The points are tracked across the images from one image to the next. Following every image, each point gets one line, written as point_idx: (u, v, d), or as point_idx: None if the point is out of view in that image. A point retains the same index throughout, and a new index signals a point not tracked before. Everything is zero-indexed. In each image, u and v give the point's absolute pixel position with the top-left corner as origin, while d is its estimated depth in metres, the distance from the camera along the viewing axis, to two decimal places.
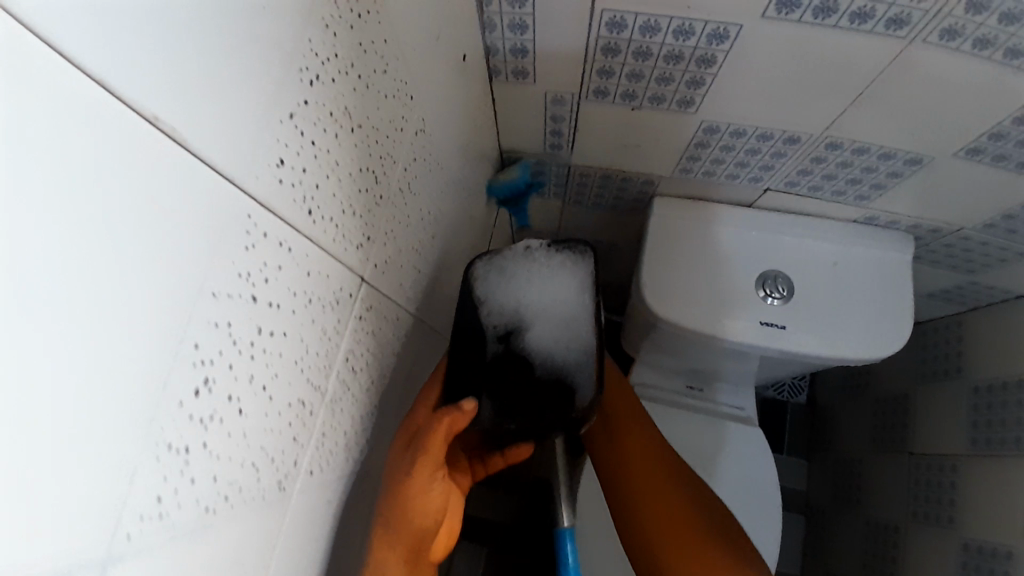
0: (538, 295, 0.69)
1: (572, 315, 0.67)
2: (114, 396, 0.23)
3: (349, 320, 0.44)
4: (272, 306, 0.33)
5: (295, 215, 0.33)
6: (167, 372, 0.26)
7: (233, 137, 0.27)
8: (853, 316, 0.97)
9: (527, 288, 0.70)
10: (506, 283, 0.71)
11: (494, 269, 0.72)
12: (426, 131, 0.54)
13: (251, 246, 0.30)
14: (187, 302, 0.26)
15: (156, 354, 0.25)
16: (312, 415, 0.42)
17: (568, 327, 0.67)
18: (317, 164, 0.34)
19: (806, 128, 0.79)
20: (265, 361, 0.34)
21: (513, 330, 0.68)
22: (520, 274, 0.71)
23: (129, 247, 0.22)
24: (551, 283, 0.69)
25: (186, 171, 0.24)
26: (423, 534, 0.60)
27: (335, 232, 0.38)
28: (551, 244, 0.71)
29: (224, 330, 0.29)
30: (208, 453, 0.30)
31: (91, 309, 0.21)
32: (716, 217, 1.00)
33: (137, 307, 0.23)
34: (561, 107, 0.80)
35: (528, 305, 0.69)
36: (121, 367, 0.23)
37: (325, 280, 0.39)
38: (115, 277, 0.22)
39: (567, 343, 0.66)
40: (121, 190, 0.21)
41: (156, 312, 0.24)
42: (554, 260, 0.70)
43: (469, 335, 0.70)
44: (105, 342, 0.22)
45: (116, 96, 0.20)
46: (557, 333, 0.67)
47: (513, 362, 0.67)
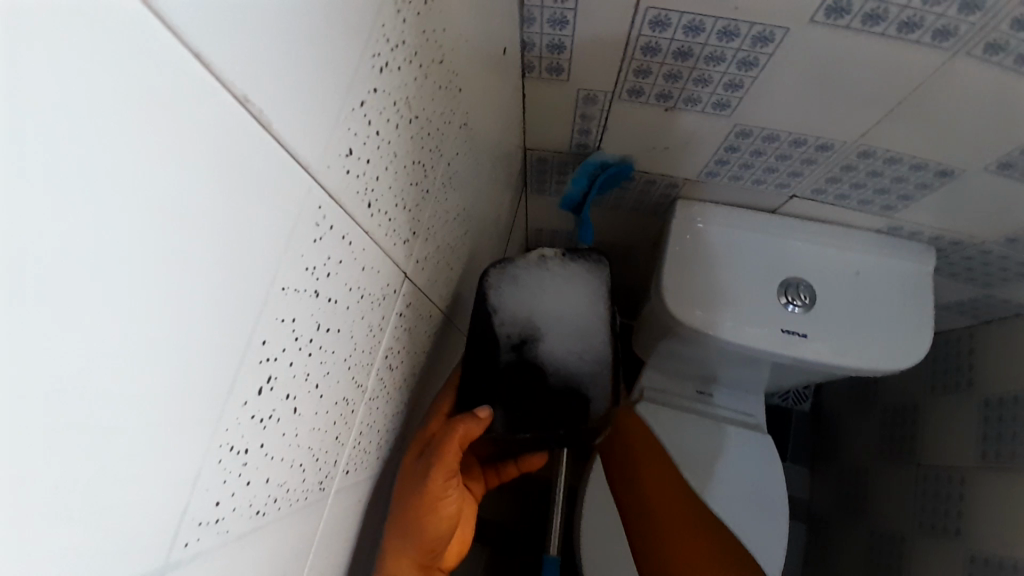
0: (552, 305, 0.69)
1: (587, 326, 0.68)
2: (186, 393, 0.22)
3: (392, 317, 0.43)
4: (331, 302, 0.32)
5: (357, 207, 0.32)
6: (235, 371, 0.25)
7: (310, 123, 0.25)
8: (874, 327, 0.96)
9: (541, 296, 0.69)
10: (520, 291, 0.70)
11: (508, 277, 0.70)
12: (468, 125, 0.52)
13: (317, 240, 0.28)
14: (256, 297, 0.25)
15: (225, 352, 0.24)
16: (354, 414, 0.41)
17: (583, 336, 0.68)
18: (380, 154, 0.33)
19: (840, 136, 0.78)
20: (320, 358, 0.32)
21: (527, 338, 0.68)
22: (534, 282, 0.70)
23: (210, 238, 0.21)
24: (566, 293, 0.69)
25: (265, 157, 0.23)
26: (437, 542, 0.60)
27: (387, 225, 0.37)
28: (567, 253, 0.70)
29: (289, 326, 0.28)
30: (263, 455, 0.29)
31: (169, 304, 0.20)
32: (740, 222, 0.99)
33: (211, 302, 0.22)
34: (592, 105, 0.78)
35: (542, 315, 0.69)
36: (192, 366, 0.22)
37: (376, 275, 0.37)
38: (193, 270, 0.21)
39: (584, 353, 0.68)
40: (210, 177, 0.20)
41: (229, 307, 0.23)
42: (568, 269, 0.70)
43: (480, 341, 0.68)
44: (182, 337, 0.21)
45: (213, 74, 0.19)
46: (573, 343, 0.68)
47: (528, 372, 0.67)
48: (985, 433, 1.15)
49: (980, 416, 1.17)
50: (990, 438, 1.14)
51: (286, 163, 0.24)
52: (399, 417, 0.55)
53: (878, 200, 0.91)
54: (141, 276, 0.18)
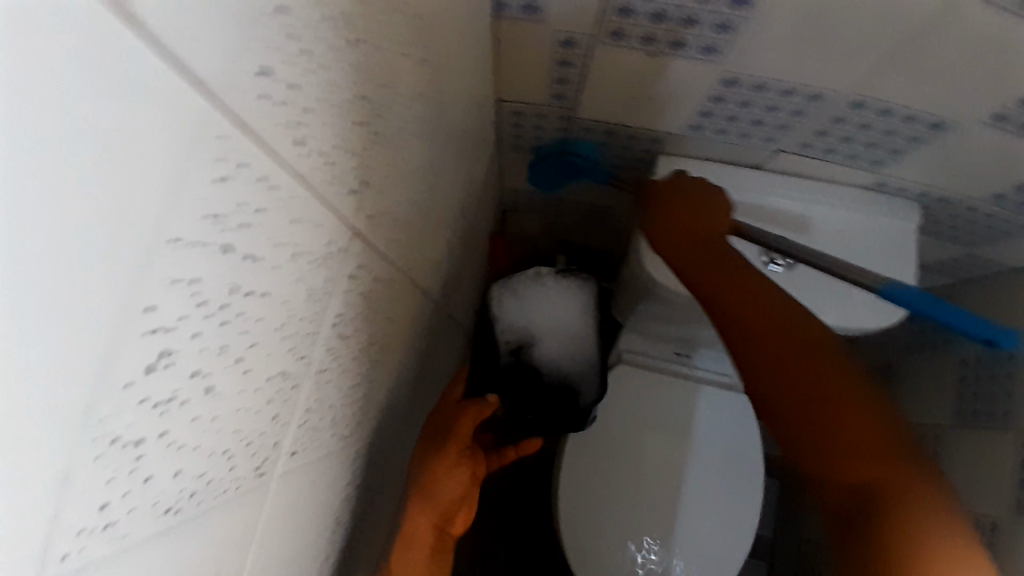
0: (543, 313, 0.94)
1: (571, 330, 0.94)
2: (51, 377, 0.17)
3: (340, 279, 0.38)
4: (248, 260, 0.26)
5: (279, 143, 0.26)
6: (114, 348, 0.20)
7: (206, 30, 0.20)
8: (856, 287, 0.93)
9: (534, 305, 0.95)
10: (520, 300, 0.94)
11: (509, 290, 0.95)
12: (428, 60, 0.46)
13: (222, 181, 0.23)
14: (141, 256, 0.19)
15: (98, 327, 0.19)
16: (296, 390, 0.36)
17: (568, 340, 0.93)
18: (309, 79, 0.27)
19: (832, 85, 0.73)
20: (240, 328, 0.27)
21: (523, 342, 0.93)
22: (528, 297, 0.95)
23: (74, 175, 0.16)
24: (554, 306, 0.95)
25: (150, 70, 0.18)
26: (453, 508, 0.66)
27: (327, 171, 0.32)
28: (558, 272, 0.93)
29: (189, 289, 0.23)
30: (167, 445, 0.24)
31: (19, 261, 0.15)
32: (723, 179, 0.94)
33: (71, 263, 0.17)
34: (570, 49, 0.72)
35: (537, 327, 0.94)
36: (58, 342, 0.17)
37: (314, 230, 0.32)
38: (45, 223, 0.15)
39: (567, 353, 0.94)
40: (68, 92, 0.15)
41: (106, 265, 0.18)
42: (559, 285, 0.94)
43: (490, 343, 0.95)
44: (44, 306, 0.16)
45: None
46: (560, 349, 0.93)
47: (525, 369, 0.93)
48: (961, 393, 1.17)
49: (956, 376, 1.19)
50: (965, 398, 1.16)
51: (175, 82, 0.19)
52: (362, 387, 0.51)
53: (866, 155, 0.87)
54: None
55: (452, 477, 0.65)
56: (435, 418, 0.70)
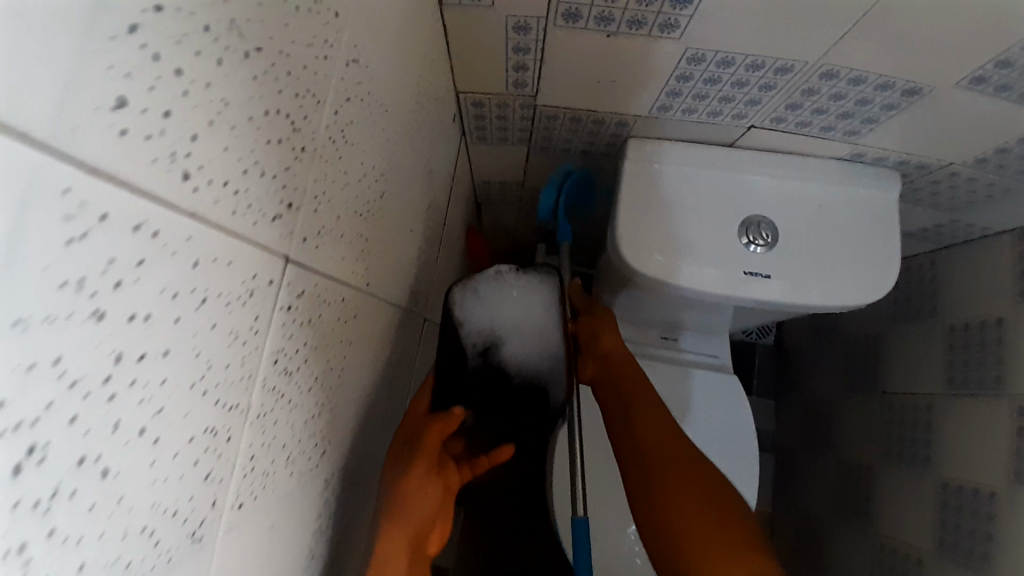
0: (509, 312, 0.79)
1: (541, 327, 0.79)
2: None
3: (273, 314, 0.35)
4: (139, 319, 0.23)
5: (160, 181, 0.23)
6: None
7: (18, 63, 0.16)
8: (840, 262, 0.91)
9: (498, 307, 0.79)
10: (481, 304, 0.79)
11: (469, 293, 0.79)
12: (362, 63, 0.42)
13: (83, 238, 0.19)
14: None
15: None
16: (232, 442, 0.33)
17: (542, 342, 0.79)
18: (190, 103, 0.23)
19: (799, 56, 0.69)
20: (139, 396, 0.24)
21: (490, 347, 0.78)
22: (492, 296, 0.79)
23: None
24: (521, 302, 0.79)
25: None
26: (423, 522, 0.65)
27: (236, 202, 0.28)
28: (519, 269, 0.80)
29: (55, 369, 0.19)
30: (59, 541, 0.21)
31: None
32: (695, 160, 0.92)
33: None
34: (524, 35, 0.68)
35: (502, 325, 0.78)
36: None
37: (227, 269, 0.28)
38: None
39: (541, 355, 0.78)
40: None
41: None
42: (522, 280, 0.80)
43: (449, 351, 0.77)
44: None
45: None
46: (529, 348, 0.78)
47: (494, 375, 0.77)
48: (951, 359, 1.16)
49: (946, 342, 1.18)
50: (955, 364, 1.15)
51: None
52: (321, 417, 0.48)
53: (841, 126, 0.84)
54: None
55: (422, 490, 0.64)
56: (400, 432, 0.69)
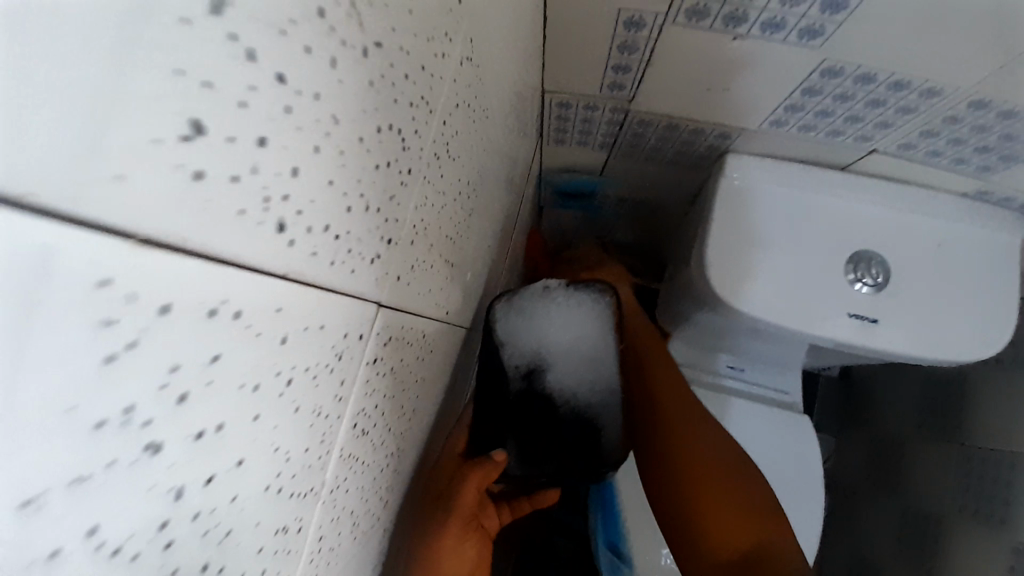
0: (559, 332, 0.70)
1: (594, 353, 0.69)
2: None
3: (359, 371, 0.27)
4: (203, 433, 0.16)
5: (245, 238, 0.15)
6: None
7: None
8: (957, 310, 0.80)
9: (545, 326, 0.70)
10: (525, 322, 0.71)
11: (514, 310, 0.71)
12: (474, 60, 0.35)
13: (126, 346, 0.12)
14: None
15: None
16: (304, 529, 0.26)
17: (592, 365, 0.69)
18: (294, 124, 0.16)
19: (953, 80, 0.59)
20: (204, 529, 0.17)
21: (536, 369, 0.69)
22: (537, 312, 0.71)
23: None
24: (571, 321, 0.70)
25: None
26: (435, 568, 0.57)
27: (335, 249, 0.21)
28: (571, 284, 0.72)
29: (75, 550, 0.12)
30: None
31: None
32: (800, 182, 0.82)
33: None
34: (636, 32, 0.60)
35: (549, 345, 0.70)
36: None
37: (317, 336, 0.21)
38: None
39: (593, 385, 0.68)
40: None
41: None
42: (572, 298, 0.71)
43: (490, 373, 0.68)
44: None
45: None
46: (578, 372, 0.68)
47: (540, 402, 0.68)
48: None
49: None
50: None
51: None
52: (390, 465, 0.41)
53: (977, 159, 0.73)
54: None
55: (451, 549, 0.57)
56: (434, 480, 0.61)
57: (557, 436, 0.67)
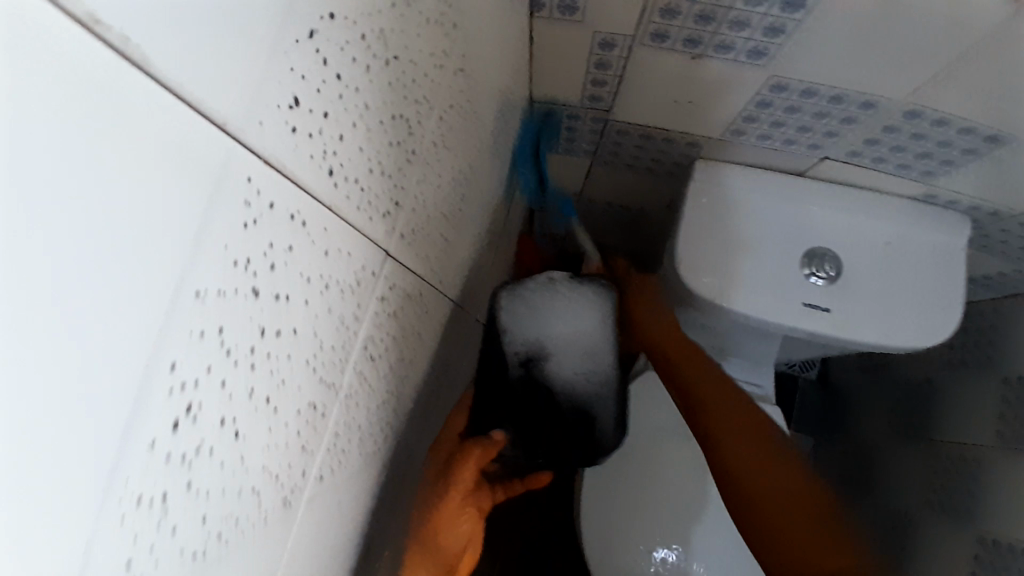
0: (561, 326, 0.78)
1: (589, 348, 0.79)
2: (76, 459, 0.16)
3: (370, 304, 0.36)
4: (279, 299, 0.24)
5: (311, 175, 0.24)
6: (59, 445, 0.15)
7: (211, 58, 0.17)
8: (903, 303, 0.89)
9: (547, 320, 0.78)
10: (530, 313, 0.78)
11: (519, 301, 0.78)
12: (465, 71, 0.44)
13: (249, 221, 0.21)
14: (130, 308, 0.16)
15: (97, 408, 0.16)
16: (325, 419, 0.34)
17: (586, 358, 0.79)
18: (341, 105, 0.25)
19: (886, 93, 0.68)
20: (270, 371, 0.25)
21: (536, 358, 0.78)
22: (542, 306, 0.78)
23: (99, 254, 0.15)
24: (572, 317, 0.78)
25: (176, 132, 0.16)
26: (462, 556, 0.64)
27: (359, 197, 0.30)
28: (575, 279, 0.80)
29: (215, 338, 0.21)
30: (195, 494, 0.22)
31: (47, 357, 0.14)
32: (765, 188, 0.90)
33: (97, 342, 0.15)
34: (609, 52, 0.69)
35: (549, 338, 0.78)
36: (81, 422, 0.16)
37: (346, 260, 0.30)
38: (65, 316, 0.14)
39: (585, 376, 0.79)
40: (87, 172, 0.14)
41: (131, 334, 0.17)
42: (576, 293, 0.79)
43: (496, 357, 0.78)
44: (66, 395, 0.15)
45: (81, 21, 0.13)
46: (573, 365, 0.78)
47: (537, 388, 0.78)
48: (1005, 414, 1.12)
49: (1000, 394, 1.14)
50: (1008, 418, 1.11)
51: (105, 82, 0.14)
52: (387, 405, 0.49)
53: (918, 165, 0.83)
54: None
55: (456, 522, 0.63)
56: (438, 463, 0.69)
57: (554, 416, 0.78)
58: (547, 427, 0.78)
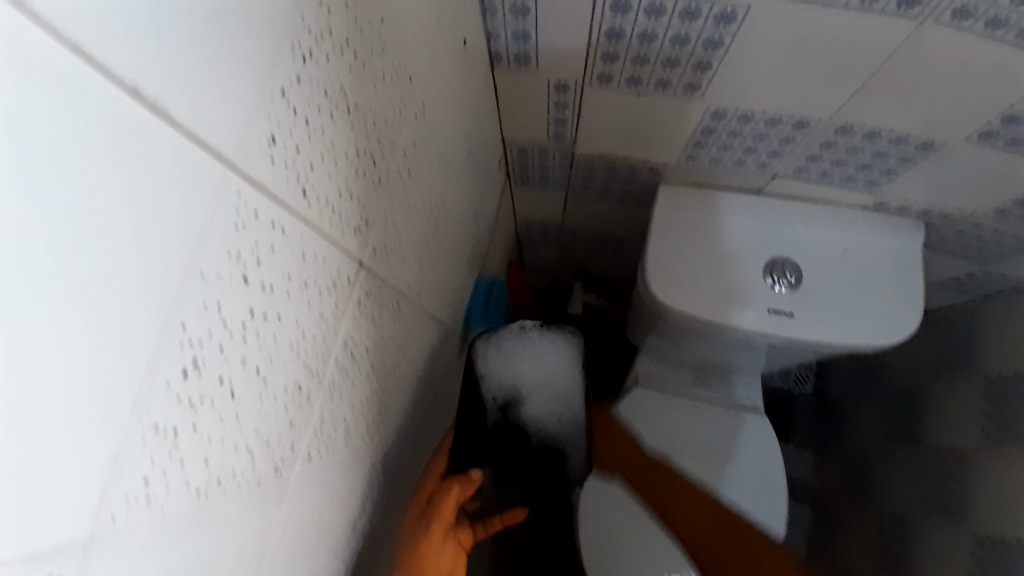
0: (533, 369, 0.84)
1: (563, 388, 0.84)
2: (118, 381, 0.23)
3: (347, 307, 0.44)
4: (265, 288, 0.32)
5: (289, 194, 0.33)
6: (107, 370, 0.22)
7: (214, 111, 0.25)
8: (865, 305, 0.95)
9: (520, 363, 0.84)
10: (503, 358, 0.85)
11: (493, 348, 0.85)
12: (426, 116, 0.54)
13: (239, 226, 0.29)
14: (143, 281, 0.23)
15: (123, 352, 0.23)
16: (310, 402, 0.41)
17: (561, 398, 0.84)
18: (311, 141, 0.34)
19: (814, 112, 0.77)
20: (259, 348, 0.33)
21: (512, 401, 0.83)
22: (514, 350, 0.85)
23: (138, 239, 0.23)
24: (544, 360, 0.85)
25: (190, 161, 0.25)
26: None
27: (331, 214, 0.38)
28: (545, 326, 0.86)
29: (214, 311, 0.28)
30: (198, 436, 0.29)
31: (104, 304, 0.22)
32: (724, 205, 0.98)
33: (135, 300, 0.23)
34: (565, 93, 0.79)
35: (523, 381, 0.83)
36: (122, 355, 0.23)
37: (321, 265, 0.38)
38: (116, 279, 0.22)
39: (560, 417, 0.83)
40: (135, 187, 0.22)
41: (157, 299, 0.24)
42: (545, 338, 0.86)
43: (470, 403, 0.83)
44: (113, 333, 0.22)
45: (138, 94, 0.21)
46: (549, 404, 0.83)
47: (514, 431, 0.81)
48: (989, 412, 1.13)
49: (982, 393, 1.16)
50: (992, 416, 1.12)
51: (107, 115, 0.20)
52: (371, 405, 0.56)
53: (861, 176, 0.90)
54: (72, 288, 0.20)
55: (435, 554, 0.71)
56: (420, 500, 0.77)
57: (529, 461, 0.81)
58: (523, 471, 0.81)
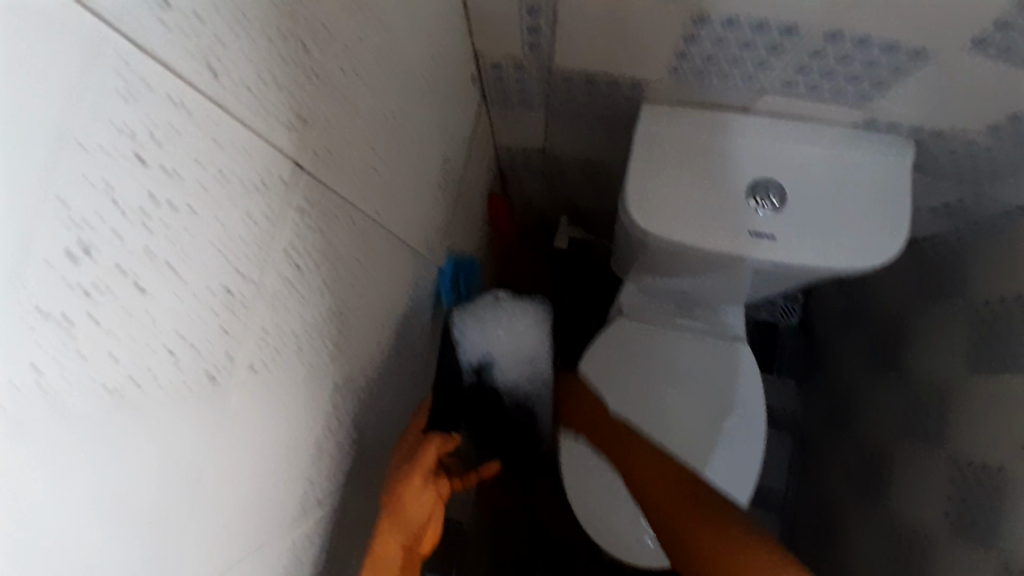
0: (505, 336, 1.00)
1: (528, 353, 1.02)
2: None
3: (284, 212, 0.41)
4: (169, 174, 0.29)
5: (191, 71, 0.29)
6: None
7: None
8: (848, 229, 0.92)
9: (494, 331, 0.99)
10: (479, 325, 0.98)
11: (470, 316, 0.98)
12: (374, 8, 0.49)
13: (128, 97, 0.26)
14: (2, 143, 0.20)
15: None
16: (246, 310, 0.39)
17: (525, 362, 1.02)
18: (218, 12, 0.30)
19: (804, 16, 0.71)
20: (169, 241, 0.30)
21: (484, 365, 0.99)
22: (488, 320, 0.99)
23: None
24: (515, 328, 1.00)
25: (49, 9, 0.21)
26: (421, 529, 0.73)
27: (251, 102, 0.35)
28: (514, 296, 1.02)
29: (103, 190, 0.26)
30: (99, 329, 0.27)
31: None
32: (708, 124, 0.94)
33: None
34: None
35: (495, 347, 1.00)
36: None
37: (244, 158, 0.35)
38: None
39: (525, 375, 1.02)
40: None
41: (26, 168, 0.22)
42: (515, 308, 1.01)
43: (448, 368, 0.97)
44: None
45: None
46: (515, 367, 1.01)
47: (485, 390, 0.99)
48: (972, 338, 1.11)
49: (969, 319, 1.13)
50: (975, 342, 1.10)
51: None
52: (328, 322, 0.54)
53: (852, 90, 0.85)
54: None
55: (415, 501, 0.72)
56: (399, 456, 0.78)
57: (496, 409, 1.02)
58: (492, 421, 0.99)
